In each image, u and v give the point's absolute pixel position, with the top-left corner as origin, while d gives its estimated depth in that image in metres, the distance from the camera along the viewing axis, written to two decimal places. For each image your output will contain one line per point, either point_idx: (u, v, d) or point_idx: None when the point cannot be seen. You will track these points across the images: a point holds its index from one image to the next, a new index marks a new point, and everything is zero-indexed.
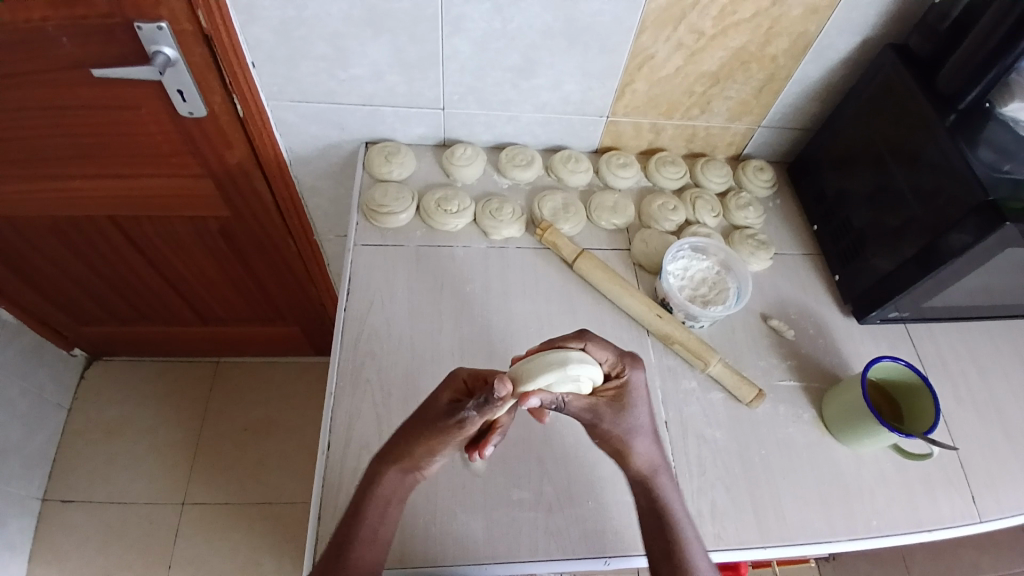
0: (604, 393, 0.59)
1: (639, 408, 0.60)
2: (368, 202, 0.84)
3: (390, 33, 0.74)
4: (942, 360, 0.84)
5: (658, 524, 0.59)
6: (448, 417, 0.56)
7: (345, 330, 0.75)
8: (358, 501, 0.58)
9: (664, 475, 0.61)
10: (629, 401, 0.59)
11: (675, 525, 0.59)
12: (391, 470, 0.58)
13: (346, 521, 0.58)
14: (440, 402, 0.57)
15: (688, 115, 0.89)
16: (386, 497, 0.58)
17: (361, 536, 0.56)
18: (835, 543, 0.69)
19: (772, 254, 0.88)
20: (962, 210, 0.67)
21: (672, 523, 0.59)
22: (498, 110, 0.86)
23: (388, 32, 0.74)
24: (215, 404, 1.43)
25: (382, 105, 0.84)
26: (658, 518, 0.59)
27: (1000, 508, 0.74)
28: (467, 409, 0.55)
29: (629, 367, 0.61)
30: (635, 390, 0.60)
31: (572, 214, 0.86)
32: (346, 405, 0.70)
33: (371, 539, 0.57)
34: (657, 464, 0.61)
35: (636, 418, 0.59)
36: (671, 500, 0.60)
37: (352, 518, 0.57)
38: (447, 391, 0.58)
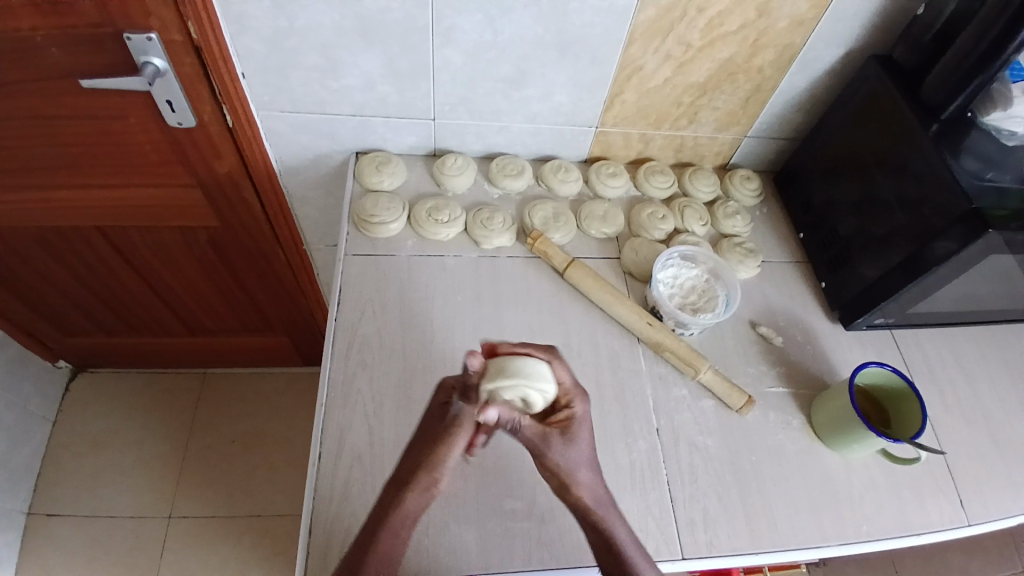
0: (554, 423, 0.61)
1: (583, 444, 0.61)
2: (359, 212, 0.83)
3: (382, 44, 0.75)
4: (928, 365, 0.85)
5: (602, 551, 0.58)
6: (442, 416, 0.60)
7: (336, 342, 0.75)
8: (374, 521, 0.57)
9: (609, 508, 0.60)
10: (577, 432, 0.61)
11: (619, 554, 0.57)
12: (412, 489, 0.58)
13: (360, 540, 0.57)
14: (434, 406, 0.61)
15: (677, 126, 0.90)
16: (403, 520, 0.58)
17: (376, 556, 0.56)
18: (826, 549, 0.70)
19: (760, 262, 0.89)
20: (948, 219, 0.68)
21: (616, 553, 0.57)
22: (488, 120, 0.87)
23: (379, 42, 0.74)
24: (203, 415, 1.41)
25: (373, 115, 0.85)
26: (604, 546, 0.58)
27: (988, 512, 0.75)
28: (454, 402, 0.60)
29: (578, 400, 0.63)
30: (581, 423, 0.62)
31: (563, 223, 0.86)
32: (337, 416, 0.70)
33: (385, 559, 0.56)
34: (597, 501, 0.60)
35: (579, 452, 0.60)
36: (615, 530, 0.59)
37: (366, 537, 0.57)
38: (439, 395, 0.61)
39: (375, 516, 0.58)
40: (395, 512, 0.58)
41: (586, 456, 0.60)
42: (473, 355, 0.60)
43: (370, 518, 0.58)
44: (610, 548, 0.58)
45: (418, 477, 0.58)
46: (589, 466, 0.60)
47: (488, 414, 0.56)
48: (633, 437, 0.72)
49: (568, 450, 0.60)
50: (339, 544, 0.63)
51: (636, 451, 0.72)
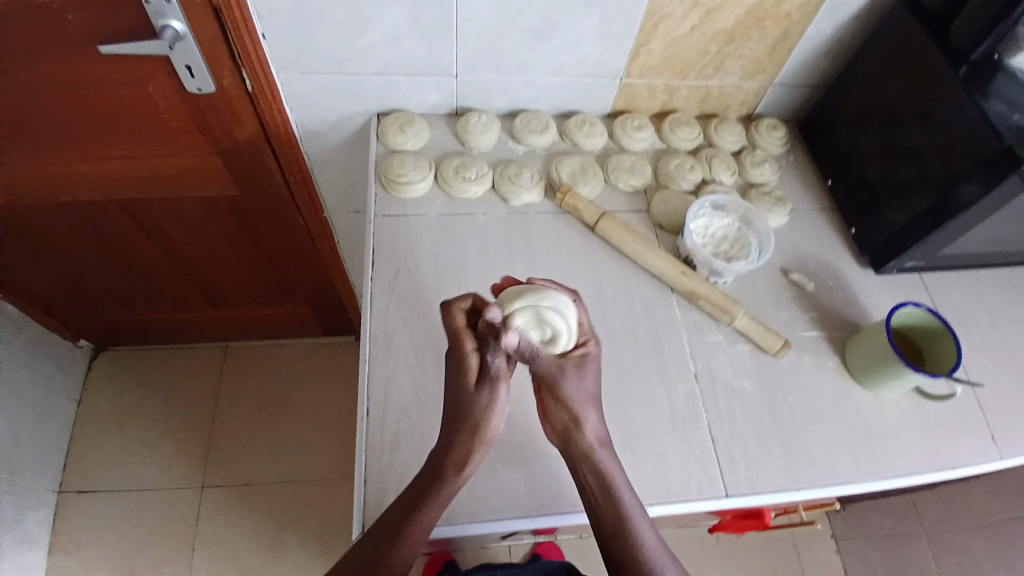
0: (570, 356, 0.63)
1: (592, 379, 0.64)
2: (387, 171, 0.83)
3: None
4: (956, 306, 0.86)
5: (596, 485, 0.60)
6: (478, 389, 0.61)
7: (374, 302, 0.75)
8: (419, 490, 0.59)
9: (605, 449, 0.61)
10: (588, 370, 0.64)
11: (616, 497, 0.59)
12: (454, 471, 0.60)
13: (404, 504, 0.59)
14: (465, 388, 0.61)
15: (702, 75, 0.89)
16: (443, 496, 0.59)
17: (416, 527, 0.57)
18: (864, 484, 0.71)
19: (788, 210, 0.87)
20: (976, 163, 0.69)
21: (613, 496, 0.59)
22: (512, 74, 0.85)
23: None
24: (227, 387, 1.43)
25: (396, 74, 0.84)
26: (600, 487, 0.60)
27: (1019, 446, 0.77)
28: (489, 360, 0.61)
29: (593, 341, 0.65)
30: (593, 362, 0.65)
31: (590, 177, 0.86)
32: (381, 370, 0.71)
33: (424, 529, 0.57)
34: (598, 439, 0.61)
35: (586, 387, 0.63)
36: (612, 471, 0.60)
37: (409, 505, 0.58)
38: (469, 380, 0.61)
39: (421, 485, 0.59)
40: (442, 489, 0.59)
41: (591, 393, 0.63)
42: (496, 313, 0.58)
43: (417, 484, 0.60)
44: (608, 490, 0.59)
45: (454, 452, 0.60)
46: (591, 403, 0.62)
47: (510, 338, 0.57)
48: (671, 383, 0.74)
49: (577, 383, 0.62)
50: (393, 492, 0.64)
51: (675, 396, 0.73)
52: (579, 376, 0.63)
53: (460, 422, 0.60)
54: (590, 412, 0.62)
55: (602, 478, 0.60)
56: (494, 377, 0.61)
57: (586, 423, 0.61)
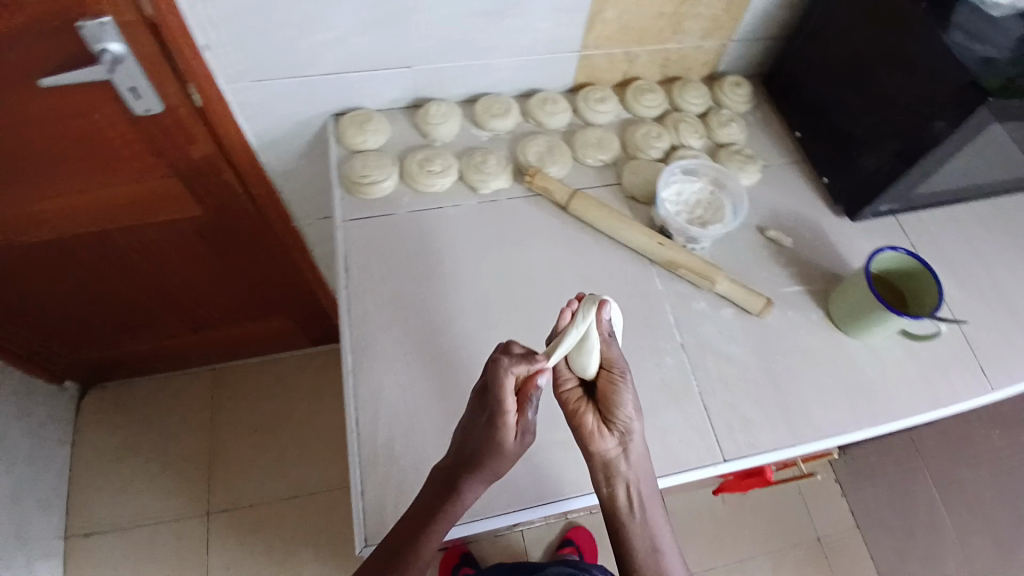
0: None
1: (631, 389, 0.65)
2: (349, 174, 0.81)
3: None
4: (936, 244, 0.86)
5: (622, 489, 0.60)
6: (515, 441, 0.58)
7: (352, 311, 0.74)
8: (426, 508, 0.59)
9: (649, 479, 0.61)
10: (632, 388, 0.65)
11: (655, 533, 0.59)
12: (464, 494, 0.59)
13: (409, 521, 0.59)
14: (498, 438, 0.57)
15: (660, 39, 0.87)
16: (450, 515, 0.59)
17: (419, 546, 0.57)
18: (860, 432, 0.72)
19: (760, 167, 0.87)
20: (944, 98, 0.68)
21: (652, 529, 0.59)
22: (466, 60, 0.83)
23: None
24: (221, 410, 1.41)
25: (348, 71, 0.82)
26: (642, 517, 0.59)
27: (1009, 376, 0.77)
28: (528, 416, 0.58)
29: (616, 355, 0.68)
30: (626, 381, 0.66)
31: (558, 156, 0.84)
32: (367, 379, 0.70)
33: (429, 545, 0.58)
34: (642, 462, 0.61)
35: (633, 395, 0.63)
36: (649, 503, 0.60)
37: (415, 522, 0.58)
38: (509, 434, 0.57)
39: (428, 503, 0.59)
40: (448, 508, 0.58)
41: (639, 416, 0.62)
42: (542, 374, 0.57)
43: (424, 503, 0.59)
44: (646, 521, 0.59)
45: (467, 478, 0.58)
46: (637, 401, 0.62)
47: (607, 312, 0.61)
48: (660, 355, 0.73)
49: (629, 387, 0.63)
50: (393, 500, 0.64)
51: (665, 366, 0.73)
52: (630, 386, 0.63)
53: (478, 461, 0.58)
54: (638, 414, 0.61)
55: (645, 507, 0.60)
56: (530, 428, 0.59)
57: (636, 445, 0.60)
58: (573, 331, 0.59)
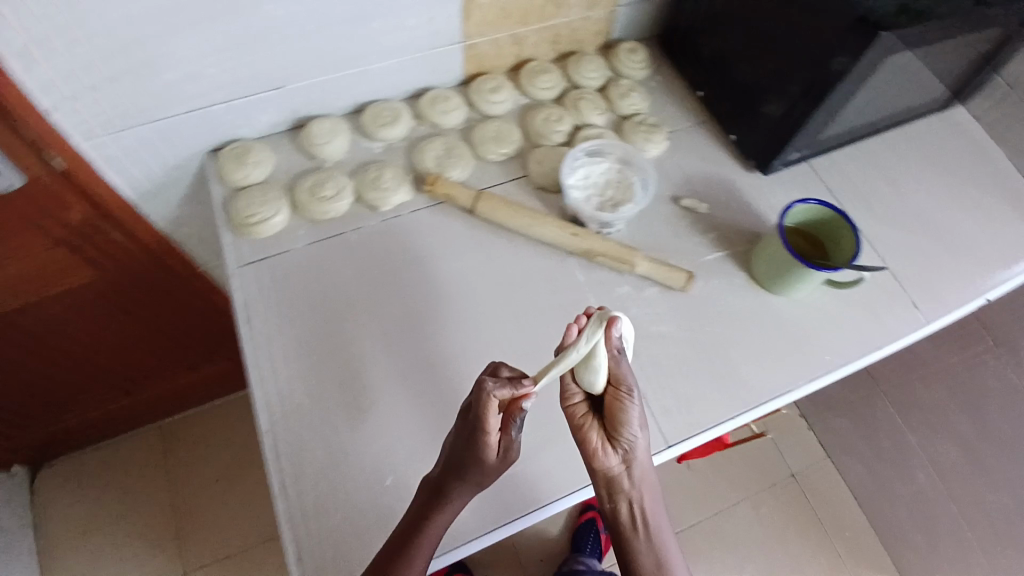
0: None
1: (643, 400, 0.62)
2: (235, 215, 0.75)
3: (192, 22, 0.65)
4: (854, 183, 0.84)
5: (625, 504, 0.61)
6: (497, 458, 0.56)
7: (260, 365, 0.69)
8: (409, 528, 0.57)
9: (652, 488, 0.61)
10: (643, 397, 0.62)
11: (657, 539, 0.61)
12: (451, 505, 0.57)
13: (393, 543, 0.57)
14: (484, 455, 0.55)
15: (545, 16, 0.82)
16: (437, 530, 0.57)
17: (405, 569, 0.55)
18: (798, 390, 0.70)
19: (667, 134, 0.83)
20: (836, 34, 0.66)
21: (653, 537, 0.61)
22: (340, 69, 0.77)
23: (190, 24, 0.65)
24: (178, 466, 1.35)
25: (212, 104, 0.74)
26: (643, 527, 0.61)
27: (940, 305, 0.76)
28: (512, 437, 0.56)
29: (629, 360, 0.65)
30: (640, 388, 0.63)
31: (457, 158, 0.80)
32: (286, 435, 0.65)
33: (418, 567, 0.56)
34: (646, 472, 0.61)
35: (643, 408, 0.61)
36: (652, 509, 0.61)
37: (397, 545, 0.56)
38: (492, 451, 0.56)
39: (412, 521, 0.57)
40: (432, 520, 0.57)
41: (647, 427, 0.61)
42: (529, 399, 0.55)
43: (406, 525, 0.57)
44: (648, 525, 0.61)
45: (453, 488, 0.56)
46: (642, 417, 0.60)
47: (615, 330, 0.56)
48: None
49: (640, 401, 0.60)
50: (332, 559, 0.60)
51: None
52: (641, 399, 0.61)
53: (464, 472, 0.56)
54: (642, 431, 0.59)
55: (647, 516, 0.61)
56: (512, 449, 0.57)
57: (641, 458, 0.60)
58: (576, 351, 0.56)
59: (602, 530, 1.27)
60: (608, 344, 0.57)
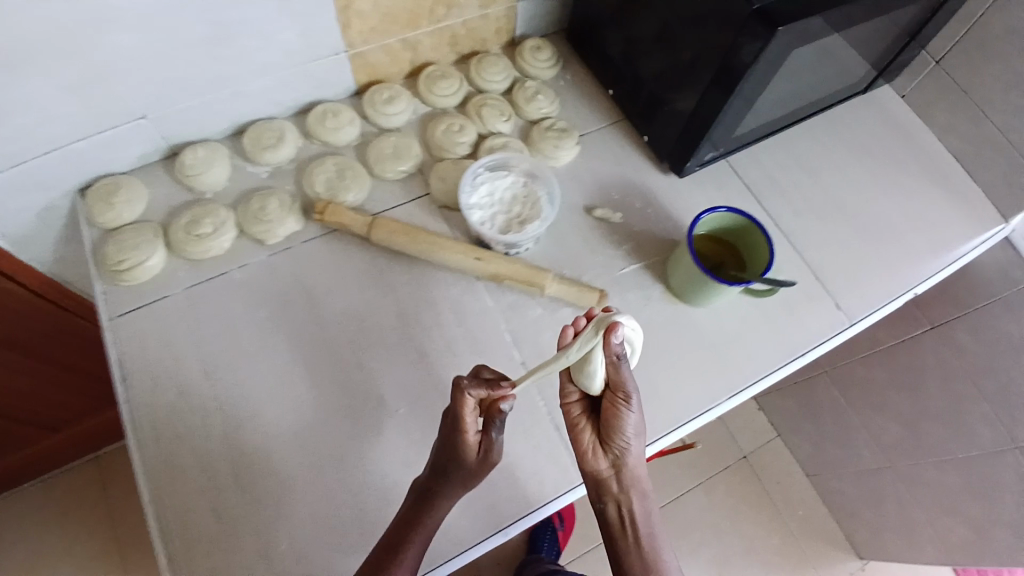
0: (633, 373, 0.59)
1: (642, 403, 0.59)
2: (104, 261, 0.68)
3: (29, 61, 0.56)
4: (773, 178, 0.80)
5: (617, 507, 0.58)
6: (479, 457, 0.55)
7: (139, 432, 0.63)
8: (395, 537, 0.54)
9: (645, 490, 0.59)
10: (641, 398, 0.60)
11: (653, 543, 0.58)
12: (439, 508, 0.55)
13: (377, 554, 0.54)
14: (465, 454, 0.55)
15: (436, 18, 0.75)
16: (426, 534, 0.55)
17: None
18: (719, 406, 0.67)
19: (577, 139, 0.78)
20: (739, 27, 0.60)
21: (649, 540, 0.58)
22: (210, 93, 0.69)
23: (28, 65, 0.56)
24: (120, 497, 1.17)
25: (72, 141, 0.66)
26: (638, 531, 0.58)
27: (865, 304, 0.74)
28: (492, 435, 0.55)
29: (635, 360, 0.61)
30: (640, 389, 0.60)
31: (351, 180, 0.73)
32: (172, 504, 0.60)
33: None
34: (640, 473, 0.59)
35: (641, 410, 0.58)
36: (648, 511, 0.59)
37: (381, 556, 0.54)
38: (473, 449, 0.55)
39: (398, 530, 0.55)
40: (421, 524, 0.55)
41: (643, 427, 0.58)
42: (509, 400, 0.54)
43: (392, 536, 0.54)
44: (644, 529, 0.58)
45: (438, 490, 0.55)
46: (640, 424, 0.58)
47: (615, 334, 0.52)
48: None
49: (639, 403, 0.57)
50: None
51: None
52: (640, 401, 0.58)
53: (447, 473, 0.55)
54: (636, 437, 0.57)
55: (641, 519, 0.58)
56: (494, 447, 0.56)
57: (634, 459, 0.58)
58: (573, 351, 0.53)
59: (562, 526, 1.22)
60: (606, 347, 0.53)
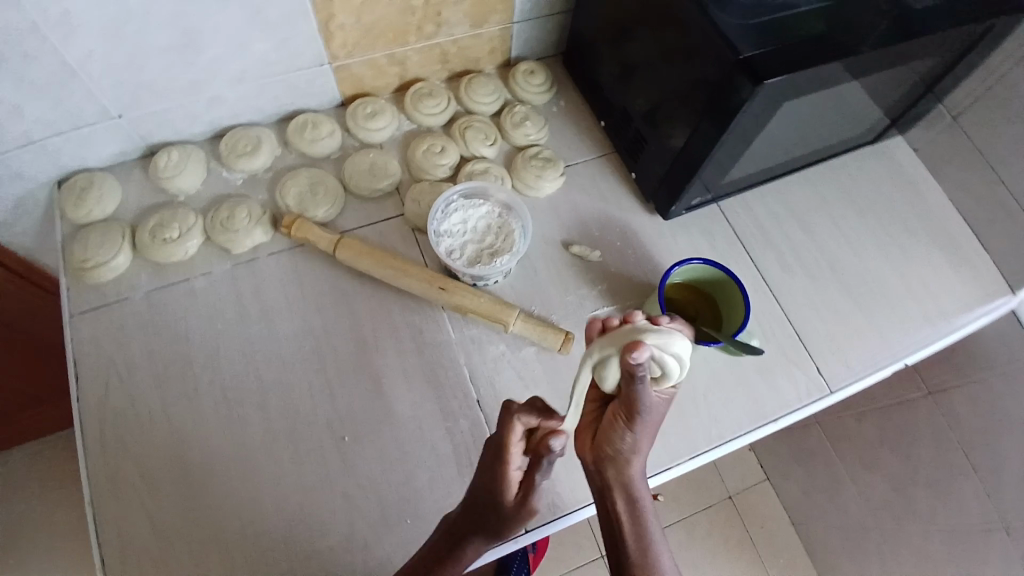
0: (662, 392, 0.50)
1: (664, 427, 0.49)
2: (70, 259, 0.67)
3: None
4: (762, 227, 0.77)
5: (627, 530, 0.47)
6: (515, 505, 0.46)
7: (84, 432, 0.61)
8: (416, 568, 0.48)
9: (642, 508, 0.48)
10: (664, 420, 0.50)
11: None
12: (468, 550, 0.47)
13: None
14: (501, 495, 0.46)
15: (424, 35, 0.73)
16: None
17: None
18: (678, 467, 0.64)
19: (562, 170, 0.76)
20: (723, 76, 0.57)
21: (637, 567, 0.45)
22: (187, 97, 0.68)
23: None
24: None
25: (48, 136, 0.64)
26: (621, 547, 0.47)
27: (850, 372, 0.70)
28: (535, 480, 0.45)
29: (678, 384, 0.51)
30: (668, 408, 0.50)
31: (322, 195, 0.71)
32: (110, 515, 0.58)
33: None
34: (641, 491, 0.49)
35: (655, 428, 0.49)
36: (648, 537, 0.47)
37: None
38: (509, 490, 0.46)
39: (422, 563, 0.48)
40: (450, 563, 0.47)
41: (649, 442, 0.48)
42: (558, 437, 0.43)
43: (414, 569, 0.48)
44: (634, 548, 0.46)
45: (473, 532, 0.47)
46: (651, 434, 0.48)
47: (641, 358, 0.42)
48: (453, 419, 0.64)
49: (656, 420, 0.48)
50: None
51: (459, 433, 0.64)
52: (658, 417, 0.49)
53: (481, 511, 0.47)
54: (640, 451, 0.48)
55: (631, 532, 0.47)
56: (534, 498, 0.45)
57: (633, 474, 0.48)
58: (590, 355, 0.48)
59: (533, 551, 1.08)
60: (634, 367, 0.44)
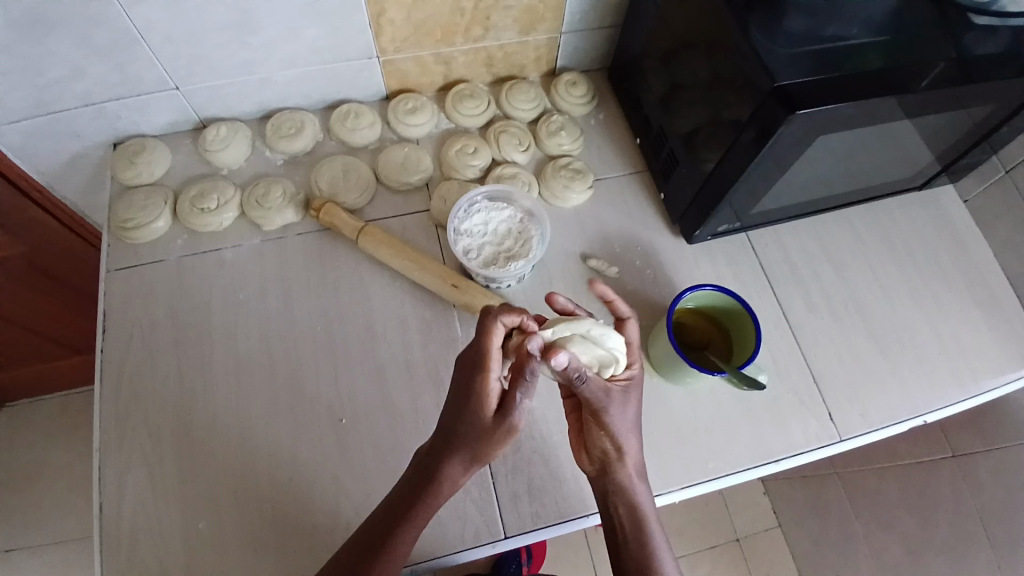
0: (615, 381, 0.53)
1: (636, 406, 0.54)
2: (114, 218, 0.72)
3: (67, 22, 0.59)
4: (792, 263, 0.75)
5: (626, 522, 0.53)
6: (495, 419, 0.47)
7: (104, 382, 0.65)
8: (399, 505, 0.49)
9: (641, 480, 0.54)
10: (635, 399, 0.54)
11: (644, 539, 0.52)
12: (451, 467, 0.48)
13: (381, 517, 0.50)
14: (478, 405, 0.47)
15: (472, 37, 0.75)
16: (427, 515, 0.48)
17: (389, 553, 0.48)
18: (669, 495, 0.62)
19: (591, 183, 0.76)
20: (753, 105, 0.55)
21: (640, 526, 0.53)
22: (240, 76, 0.71)
23: (64, 25, 0.59)
24: None
25: (106, 100, 0.69)
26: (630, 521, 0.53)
27: (865, 423, 0.67)
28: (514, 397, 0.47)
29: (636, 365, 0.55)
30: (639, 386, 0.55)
31: (353, 183, 0.74)
32: (114, 461, 0.62)
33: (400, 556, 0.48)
34: (637, 471, 0.54)
35: (629, 415, 0.53)
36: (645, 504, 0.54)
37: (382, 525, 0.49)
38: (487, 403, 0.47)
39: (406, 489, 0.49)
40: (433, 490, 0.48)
41: (633, 421, 0.53)
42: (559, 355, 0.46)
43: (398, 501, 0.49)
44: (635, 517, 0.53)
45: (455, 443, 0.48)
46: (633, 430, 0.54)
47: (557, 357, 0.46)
48: None
49: (623, 411, 0.52)
50: None
51: None
52: (624, 403, 0.53)
53: (458, 430, 0.48)
54: (626, 435, 0.53)
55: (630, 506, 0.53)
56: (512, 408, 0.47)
57: (626, 453, 0.54)
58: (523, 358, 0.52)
59: (526, 563, 1.10)
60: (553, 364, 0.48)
